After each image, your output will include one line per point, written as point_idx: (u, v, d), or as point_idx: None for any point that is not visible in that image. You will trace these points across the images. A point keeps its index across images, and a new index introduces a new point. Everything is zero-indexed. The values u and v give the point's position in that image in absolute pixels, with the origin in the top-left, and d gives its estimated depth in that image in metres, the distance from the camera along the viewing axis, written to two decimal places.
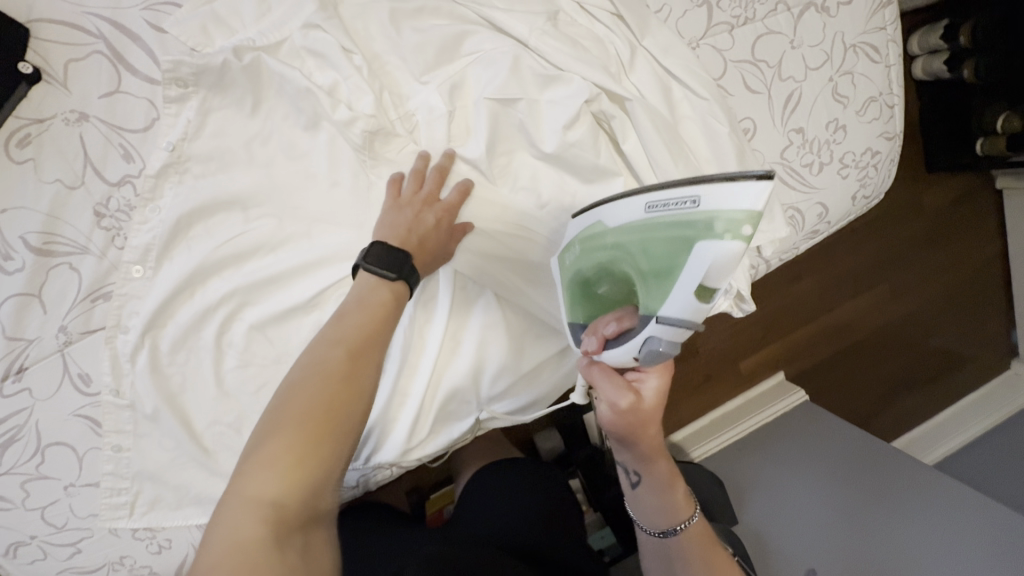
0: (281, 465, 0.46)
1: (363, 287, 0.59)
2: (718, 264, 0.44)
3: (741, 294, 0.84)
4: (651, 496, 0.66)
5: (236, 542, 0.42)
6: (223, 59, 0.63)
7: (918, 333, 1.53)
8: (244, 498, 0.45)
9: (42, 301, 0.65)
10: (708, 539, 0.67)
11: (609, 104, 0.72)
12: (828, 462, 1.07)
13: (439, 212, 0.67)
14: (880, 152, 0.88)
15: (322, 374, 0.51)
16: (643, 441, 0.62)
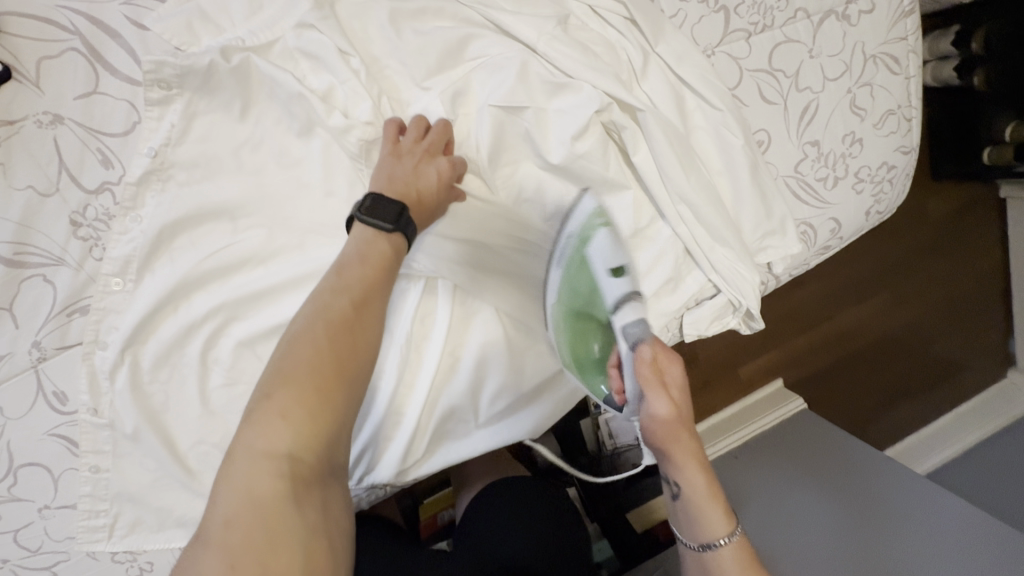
0: (292, 419, 0.45)
1: (361, 240, 0.57)
2: (607, 246, 0.61)
3: (750, 312, 0.81)
4: (687, 506, 0.62)
5: (252, 498, 0.41)
6: (210, 59, 0.58)
7: (917, 338, 1.49)
8: (256, 454, 0.43)
9: (14, 316, 0.61)
10: (750, 559, 0.60)
11: (621, 114, 0.69)
12: (823, 467, 1.07)
13: (440, 166, 0.62)
14: (896, 166, 0.85)
15: (327, 327, 0.50)
16: (683, 442, 0.61)
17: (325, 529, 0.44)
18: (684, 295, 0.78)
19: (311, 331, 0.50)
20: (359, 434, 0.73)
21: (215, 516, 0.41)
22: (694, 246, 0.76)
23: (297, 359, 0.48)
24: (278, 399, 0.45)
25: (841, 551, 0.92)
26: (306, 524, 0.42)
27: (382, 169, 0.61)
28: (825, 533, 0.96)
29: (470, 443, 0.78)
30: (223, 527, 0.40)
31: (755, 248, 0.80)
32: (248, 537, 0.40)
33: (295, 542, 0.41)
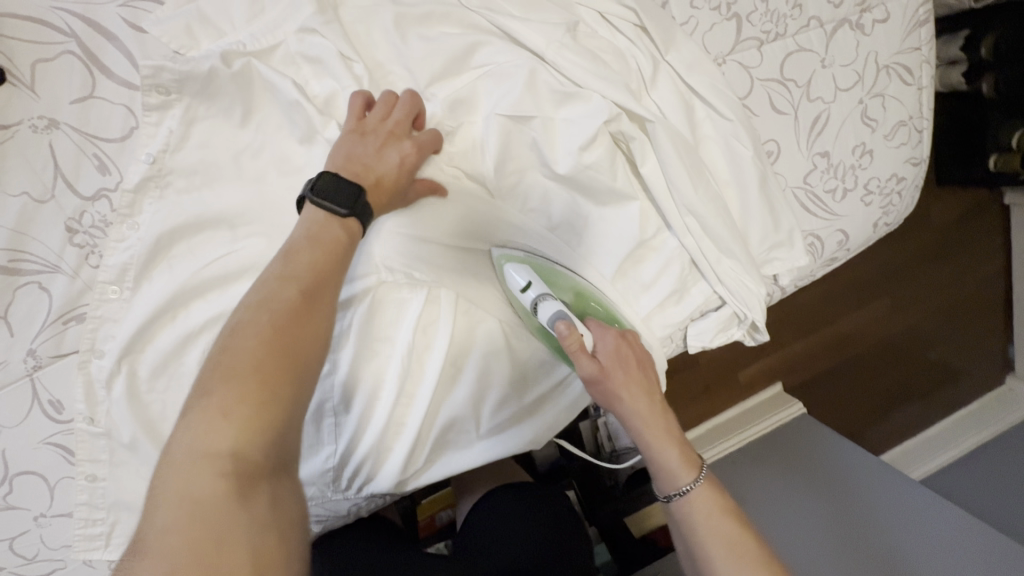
0: (233, 416, 0.42)
1: (312, 223, 0.55)
2: (518, 273, 0.68)
3: (756, 323, 0.80)
4: (648, 463, 0.63)
5: (194, 499, 0.38)
6: (211, 65, 0.57)
7: (915, 345, 1.49)
8: (194, 453, 0.41)
9: (9, 323, 0.60)
10: (718, 509, 0.60)
11: (630, 125, 0.68)
12: (819, 476, 1.06)
13: (404, 149, 0.60)
14: (906, 178, 0.84)
15: (272, 317, 0.48)
16: (627, 397, 0.62)
17: (280, 525, 0.41)
18: (689, 306, 0.78)
19: (255, 321, 0.48)
20: (359, 444, 0.72)
21: (154, 523, 0.38)
22: (700, 257, 0.75)
23: (238, 352, 0.45)
24: (218, 396, 0.43)
25: (836, 553, 0.93)
26: (256, 520, 0.39)
27: (342, 145, 0.58)
28: (821, 538, 0.96)
29: (470, 453, 0.77)
30: (163, 533, 0.37)
31: (761, 260, 0.79)
32: (193, 539, 0.37)
33: (240, 542, 0.38)
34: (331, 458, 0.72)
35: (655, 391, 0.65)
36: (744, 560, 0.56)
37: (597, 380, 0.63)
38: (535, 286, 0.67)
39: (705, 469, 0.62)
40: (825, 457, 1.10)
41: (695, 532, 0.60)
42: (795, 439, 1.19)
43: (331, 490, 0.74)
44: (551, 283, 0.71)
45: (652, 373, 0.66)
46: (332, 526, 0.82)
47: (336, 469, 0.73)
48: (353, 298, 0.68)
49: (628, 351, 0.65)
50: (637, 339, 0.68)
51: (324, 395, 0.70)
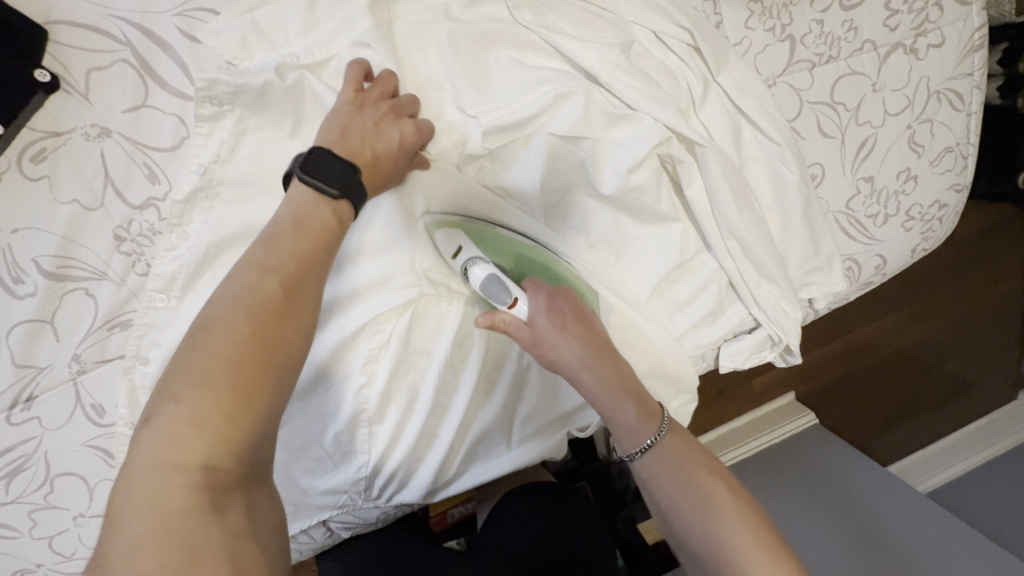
0: (206, 424, 0.40)
1: (298, 205, 0.51)
2: (450, 239, 0.64)
3: (788, 345, 0.80)
4: (613, 424, 0.60)
5: (162, 513, 0.37)
6: (266, 78, 0.57)
7: (926, 354, 1.46)
8: (162, 465, 0.39)
9: (55, 329, 0.60)
10: (687, 459, 0.59)
11: (679, 149, 0.67)
12: (825, 503, 1.03)
13: (404, 129, 0.58)
14: (948, 205, 0.83)
15: (249, 313, 0.45)
16: (574, 359, 0.59)
17: (255, 534, 0.41)
18: (724, 328, 0.77)
19: (233, 317, 0.45)
20: (392, 455, 0.72)
21: (120, 539, 0.37)
22: (738, 280, 0.75)
23: (212, 354, 0.43)
24: (189, 403, 0.41)
25: (848, 554, 0.93)
26: (228, 531, 0.39)
27: (338, 119, 0.56)
28: (825, 542, 0.95)
29: (500, 462, 0.77)
30: (130, 552, 0.36)
31: (798, 283, 0.78)
32: (163, 559, 0.36)
33: (216, 556, 0.37)
34: (364, 468, 0.72)
35: (600, 341, 0.61)
36: (711, 505, 0.57)
37: (538, 349, 0.60)
38: (465, 250, 0.63)
39: (665, 417, 0.61)
40: (831, 483, 1.07)
41: (667, 486, 0.59)
42: (800, 457, 1.17)
43: (362, 498, 0.75)
44: (488, 246, 0.67)
45: (593, 322, 0.62)
46: (359, 534, 0.82)
47: (368, 478, 0.73)
48: (393, 309, 0.67)
49: (564, 304, 0.62)
50: (573, 292, 0.64)
51: (359, 406, 0.69)
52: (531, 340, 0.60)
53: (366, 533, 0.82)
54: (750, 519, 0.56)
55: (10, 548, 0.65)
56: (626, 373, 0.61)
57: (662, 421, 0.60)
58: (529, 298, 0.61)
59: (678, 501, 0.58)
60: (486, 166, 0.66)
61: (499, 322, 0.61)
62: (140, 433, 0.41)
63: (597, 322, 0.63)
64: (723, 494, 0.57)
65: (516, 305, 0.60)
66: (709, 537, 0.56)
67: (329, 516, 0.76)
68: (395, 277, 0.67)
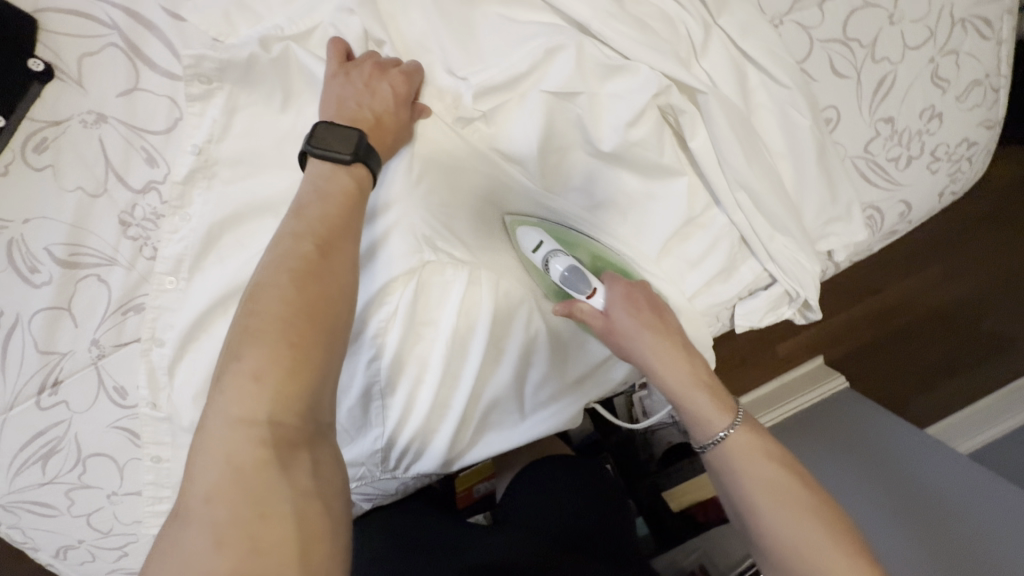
0: (267, 381, 0.45)
1: (318, 175, 0.54)
2: (533, 238, 0.67)
3: (807, 302, 0.78)
4: (684, 411, 0.60)
5: (236, 469, 0.42)
6: (250, 51, 0.56)
7: (962, 311, 1.39)
8: (233, 420, 0.44)
9: (73, 315, 0.62)
10: (763, 454, 0.57)
11: (680, 97, 0.64)
12: (875, 489, 0.94)
13: (394, 81, 0.58)
14: (977, 142, 0.78)
15: (291, 275, 0.49)
16: (641, 341, 0.62)
17: (319, 492, 0.46)
18: (738, 285, 0.75)
19: (277, 280, 0.49)
20: (405, 427, 0.73)
21: (198, 489, 0.42)
22: (751, 235, 0.72)
23: (266, 315, 0.47)
24: (250, 360, 0.45)
25: (908, 526, 0.87)
26: (294, 491, 0.44)
27: (331, 91, 0.56)
28: (877, 516, 0.90)
29: (513, 431, 0.78)
30: (209, 499, 0.41)
31: (816, 236, 0.75)
32: (238, 512, 0.41)
33: (281, 515, 0.42)
34: (379, 440, 0.74)
35: (672, 334, 0.63)
36: (788, 504, 0.53)
37: (613, 338, 0.63)
38: (546, 244, 0.66)
39: (739, 409, 0.59)
40: (887, 466, 0.97)
41: (741, 479, 0.56)
42: (853, 423, 1.10)
43: (380, 470, 0.76)
44: (567, 243, 0.69)
45: (665, 314, 0.64)
46: (378, 504, 0.83)
47: (384, 450, 0.74)
48: (396, 280, 0.68)
49: (640, 296, 0.64)
50: (648, 285, 0.67)
51: (371, 379, 0.71)
52: (606, 328, 0.64)
53: (386, 505, 0.84)
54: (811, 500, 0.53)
55: (53, 524, 0.69)
56: (698, 363, 0.62)
57: (737, 413, 0.59)
58: (605, 288, 0.65)
59: (749, 493, 0.55)
60: (479, 130, 0.65)
61: (576, 311, 0.65)
62: (212, 391, 0.46)
63: (673, 314, 0.66)
64: (787, 476, 0.55)
65: (593, 296, 0.64)
66: (780, 534, 0.53)
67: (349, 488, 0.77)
68: (394, 247, 0.67)
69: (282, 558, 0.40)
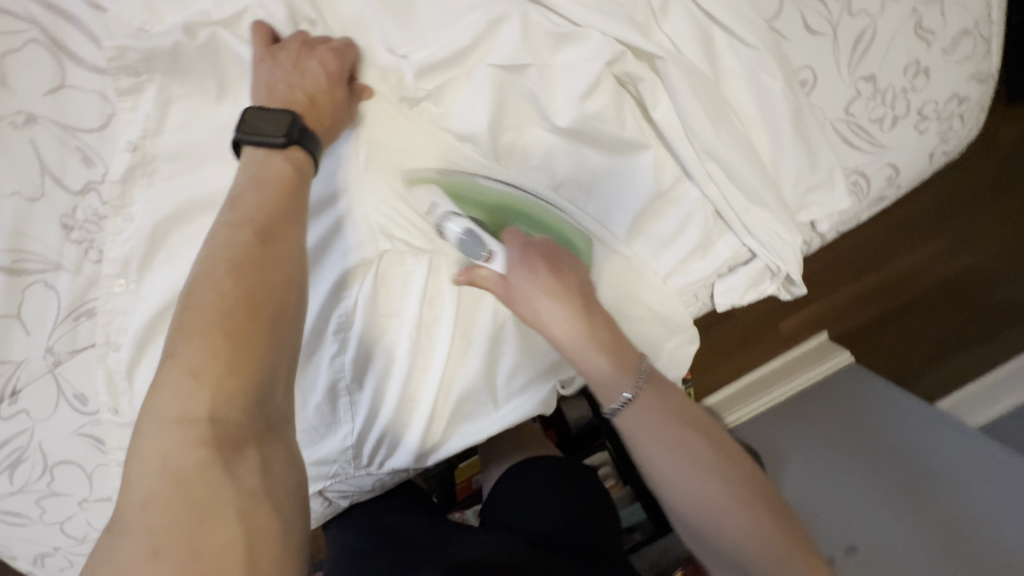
0: (205, 376, 0.40)
1: (251, 162, 0.51)
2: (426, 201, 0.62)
3: (790, 276, 0.74)
4: (588, 373, 0.55)
5: (171, 471, 0.37)
6: (175, 40, 0.54)
7: (972, 282, 1.32)
8: (169, 421, 0.39)
9: (24, 322, 0.61)
10: (668, 417, 0.54)
11: (637, 65, 0.61)
12: (868, 468, 0.91)
13: (323, 57, 0.55)
14: (969, 98, 0.73)
15: (229, 265, 0.46)
16: (537, 304, 0.54)
17: (269, 493, 0.40)
18: (715, 261, 0.72)
19: (215, 272, 0.45)
20: (376, 421, 0.72)
21: (132, 497, 0.37)
22: (725, 208, 0.68)
23: (202, 309, 0.43)
24: (185, 355, 0.41)
25: (891, 504, 0.86)
26: (240, 491, 0.38)
27: (260, 76, 0.54)
28: (865, 493, 0.89)
29: (488, 423, 0.75)
30: (144, 505, 0.36)
31: (796, 206, 0.71)
32: (177, 516, 0.36)
33: (224, 518, 0.37)
34: (349, 436, 0.72)
35: (571, 290, 0.55)
36: (697, 466, 0.53)
37: (512, 306, 0.55)
38: (441, 207, 0.61)
39: (643, 367, 0.55)
40: (884, 443, 0.94)
41: (646, 441, 0.54)
42: (838, 399, 1.08)
43: (354, 467, 0.75)
44: (460, 198, 0.62)
45: (565, 268, 0.56)
46: (357, 502, 0.81)
47: (356, 446, 0.73)
48: (354, 271, 0.66)
49: (538, 256, 0.55)
50: (550, 242, 0.58)
51: (336, 374, 0.69)
52: (505, 294, 0.56)
53: (363, 502, 0.81)
54: (757, 502, 0.52)
55: (27, 533, 0.69)
56: (599, 322, 0.55)
57: (641, 373, 0.55)
58: (503, 247, 0.56)
59: (659, 458, 0.54)
60: (429, 111, 0.62)
61: (477, 278, 0.57)
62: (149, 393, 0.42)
63: (577, 272, 0.57)
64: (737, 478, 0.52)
65: (492, 260, 0.56)
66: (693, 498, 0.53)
67: (324, 486, 0.76)
68: (348, 238, 0.65)
69: (225, 564, 0.35)
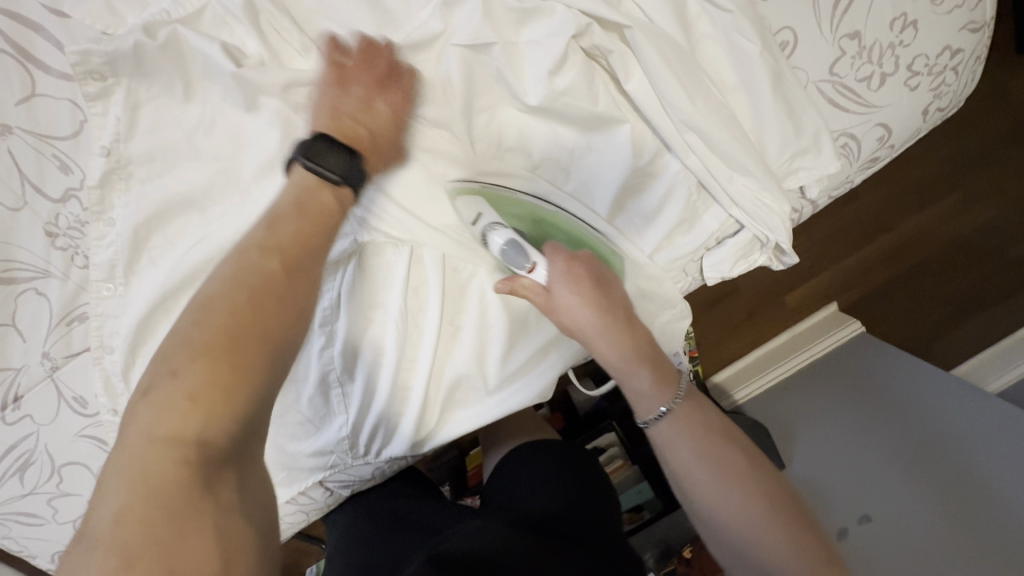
0: (203, 400, 0.39)
1: (301, 187, 0.51)
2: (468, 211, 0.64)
3: (781, 246, 0.72)
4: (629, 381, 0.60)
5: (152, 487, 0.36)
6: (135, 40, 0.54)
7: (988, 240, 1.28)
8: (158, 437, 0.38)
9: (19, 330, 0.63)
10: (706, 431, 0.58)
11: (605, 37, 0.60)
12: (891, 442, 0.88)
13: (392, 100, 0.57)
14: (962, 49, 0.70)
15: (249, 289, 0.44)
16: (580, 315, 0.59)
17: (244, 506, 0.40)
18: (702, 235, 0.71)
19: (231, 292, 0.44)
20: (369, 411, 0.72)
21: (105, 507, 0.36)
22: (708, 179, 0.67)
23: (214, 328, 0.42)
24: (188, 374, 0.40)
25: (909, 478, 0.83)
26: (216, 509, 0.38)
27: (326, 101, 0.54)
28: (880, 464, 0.86)
29: (483, 409, 0.75)
30: (118, 516, 0.35)
31: (782, 174, 0.70)
32: (151, 530, 0.35)
33: (199, 538, 0.36)
34: (344, 427, 0.73)
35: (615, 306, 0.60)
36: (733, 482, 0.55)
37: (555, 315, 0.60)
38: (485, 216, 0.62)
39: (682, 383, 0.60)
40: (921, 424, 0.89)
41: (682, 452, 0.57)
42: (853, 371, 1.05)
43: (351, 457, 0.76)
44: (505, 212, 0.65)
45: (609, 287, 0.61)
46: (357, 491, 0.82)
47: (351, 436, 0.74)
48: (335, 262, 0.66)
49: (582, 271, 0.60)
50: (592, 258, 0.63)
51: (326, 367, 0.70)
52: (548, 304, 0.60)
53: (364, 491, 0.82)
54: (793, 523, 0.53)
55: (43, 533, 0.72)
56: (642, 338, 0.61)
57: (678, 386, 0.60)
58: (547, 261, 0.60)
59: (697, 471, 0.56)
60: None
61: (518, 287, 0.61)
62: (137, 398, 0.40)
63: (617, 287, 0.62)
64: (750, 470, 0.55)
65: (535, 270, 0.60)
66: (725, 510, 0.54)
67: (324, 476, 0.77)
68: None
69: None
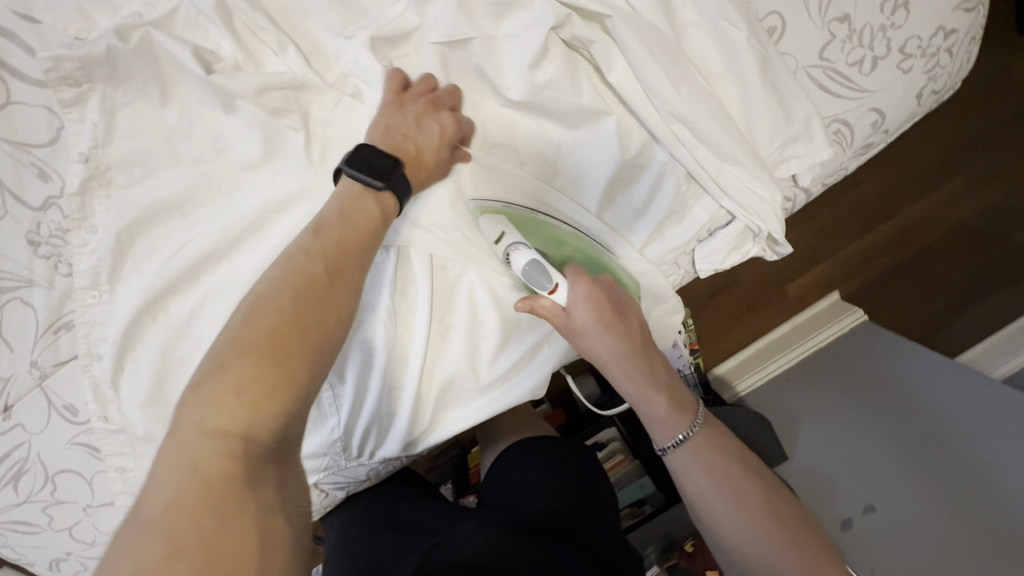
0: (251, 396, 0.38)
1: (346, 195, 0.52)
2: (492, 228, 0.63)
3: (773, 237, 0.71)
4: (645, 404, 0.58)
5: (201, 475, 0.34)
6: (107, 44, 0.53)
7: (991, 224, 1.25)
8: (210, 430, 0.36)
9: (7, 340, 0.63)
10: (721, 454, 0.57)
11: (586, 27, 0.59)
12: (896, 430, 0.87)
13: (444, 120, 0.58)
14: (957, 29, 0.68)
15: (294, 291, 0.44)
16: (600, 339, 0.58)
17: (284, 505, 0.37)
18: (694, 226, 0.70)
19: (278, 292, 0.44)
20: (360, 413, 0.72)
21: (155, 497, 0.33)
22: (698, 170, 0.65)
23: (259, 329, 0.41)
24: (237, 370, 0.39)
25: (917, 471, 0.81)
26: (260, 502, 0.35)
27: (380, 117, 0.57)
28: (887, 456, 0.85)
29: (476, 408, 0.74)
30: (170, 504, 0.33)
31: (774, 162, 0.68)
32: (199, 517, 0.32)
33: (244, 530, 0.33)
34: (336, 430, 0.72)
35: (634, 333, 0.59)
36: (747, 505, 0.54)
37: (573, 338, 0.59)
38: (509, 236, 0.62)
39: (699, 410, 0.59)
40: (924, 413, 0.87)
41: (696, 475, 0.57)
42: (855, 360, 1.04)
43: (345, 459, 0.75)
44: (528, 231, 0.65)
45: (627, 311, 0.60)
46: (354, 492, 0.83)
47: (344, 439, 0.73)
48: None
49: (602, 295, 0.59)
50: (611, 282, 0.62)
51: None
52: (567, 327, 0.59)
53: (359, 492, 0.82)
54: (806, 543, 0.52)
55: (40, 540, 0.72)
56: (659, 364, 0.59)
57: (696, 414, 0.58)
58: (568, 285, 0.60)
59: (712, 493, 0.56)
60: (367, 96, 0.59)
61: (538, 306, 0.60)
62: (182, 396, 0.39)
63: (632, 310, 0.61)
64: (762, 493, 0.55)
65: (556, 291, 0.59)
66: (739, 532, 0.54)
67: (319, 479, 0.77)
68: None
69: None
